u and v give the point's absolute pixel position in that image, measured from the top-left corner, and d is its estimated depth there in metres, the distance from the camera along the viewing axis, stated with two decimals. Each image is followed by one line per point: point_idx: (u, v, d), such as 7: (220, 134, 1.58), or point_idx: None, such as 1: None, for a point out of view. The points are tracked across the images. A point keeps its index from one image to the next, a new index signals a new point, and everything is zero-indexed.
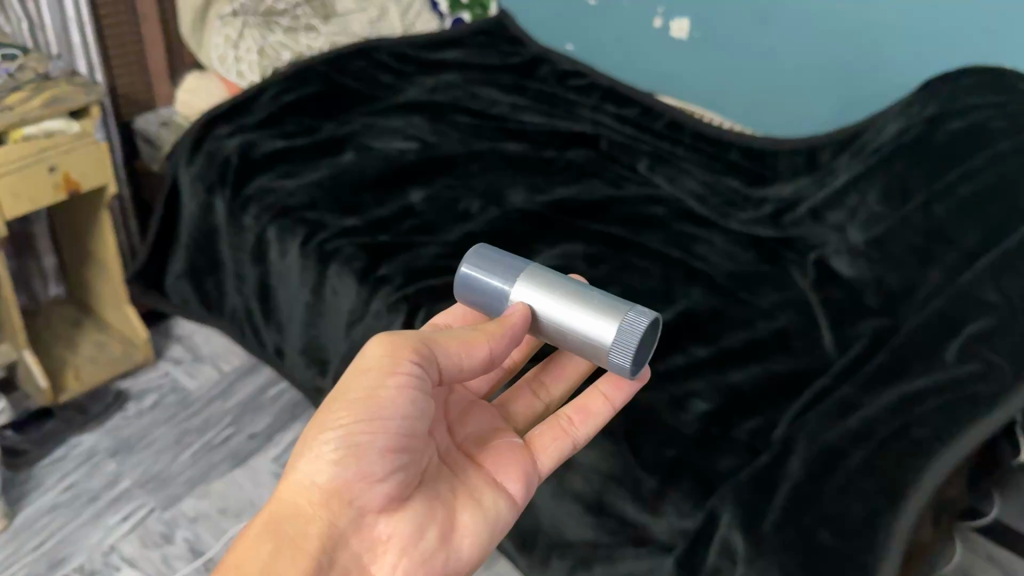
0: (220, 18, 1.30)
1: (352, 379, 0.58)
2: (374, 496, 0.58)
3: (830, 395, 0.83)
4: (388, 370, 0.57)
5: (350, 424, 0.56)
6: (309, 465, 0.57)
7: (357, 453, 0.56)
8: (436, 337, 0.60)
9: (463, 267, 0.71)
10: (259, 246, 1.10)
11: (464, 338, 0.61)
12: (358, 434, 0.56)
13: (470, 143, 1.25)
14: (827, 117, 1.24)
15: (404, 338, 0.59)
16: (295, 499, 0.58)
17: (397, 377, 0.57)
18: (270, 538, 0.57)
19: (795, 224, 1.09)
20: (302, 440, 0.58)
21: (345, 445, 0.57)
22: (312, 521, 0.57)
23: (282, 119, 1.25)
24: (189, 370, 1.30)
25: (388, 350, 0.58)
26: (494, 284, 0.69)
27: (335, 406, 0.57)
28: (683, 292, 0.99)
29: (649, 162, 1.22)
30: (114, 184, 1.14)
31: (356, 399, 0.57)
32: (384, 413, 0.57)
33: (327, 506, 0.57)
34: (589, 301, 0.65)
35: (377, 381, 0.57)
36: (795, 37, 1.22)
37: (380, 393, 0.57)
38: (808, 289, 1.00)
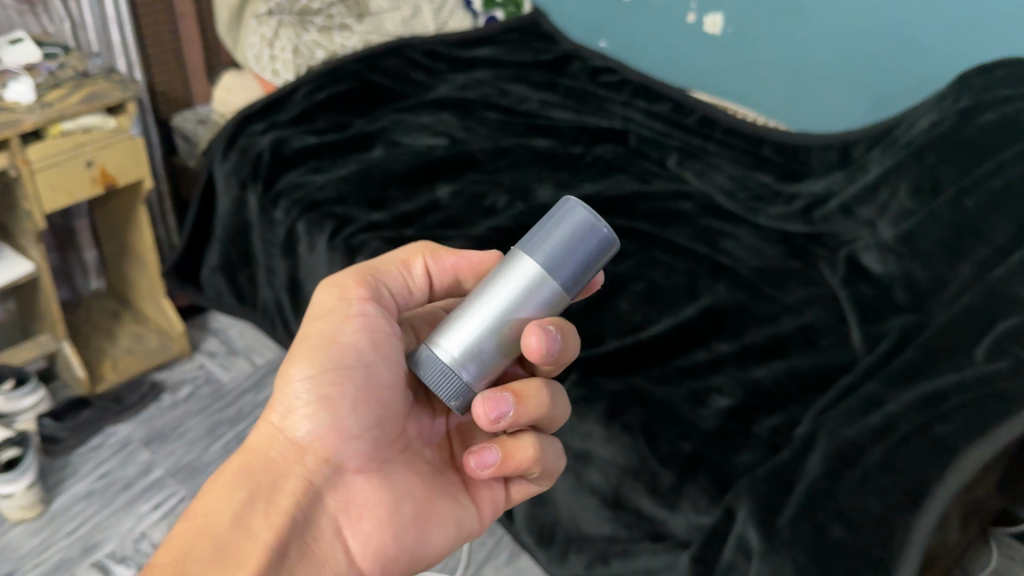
0: (256, 17, 1.33)
1: (311, 323, 0.57)
2: (349, 454, 0.56)
3: (856, 392, 0.82)
4: (342, 310, 0.57)
5: (317, 374, 0.55)
6: (282, 416, 0.56)
7: (328, 403, 0.55)
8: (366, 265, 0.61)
9: (574, 216, 0.49)
10: (289, 241, 1.12)
11: (397, 260, 0.61)
12: (324, 381, 0.55)
13: (499, 139, 1.26)
14: (861, 113, 1.22)
15: (350, 275, 0.59)
16: (269, 451, 0.55)
17: (353, 321, 0.56)
18: (239, 490, 0.53)
19: (825, 219, 1.07)
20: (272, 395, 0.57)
21: (313, 393, 0.55)
22: (288, 474, 0.55)
23: (315, 115, 1.27)
24: (223, 363, 1.32)
25: (339, 288, 0.58)
26: (540, 237, 0.49)
27: (299, 351, 0.57)
28: (707, 287, 0.98)
29: (678, 158, 1.21)
30: (149, 179, 1.17)
31: (318, 345, 0.56)
32: (348, 360, 0.56)
33: (300, 460, 0.55)
34: (490, 339, 0.49)
35: (334, 320, 0.56)
36: (829, 31, 1.20)
37: (338, 333, 0.56)
38: (837, 285, 0.98)
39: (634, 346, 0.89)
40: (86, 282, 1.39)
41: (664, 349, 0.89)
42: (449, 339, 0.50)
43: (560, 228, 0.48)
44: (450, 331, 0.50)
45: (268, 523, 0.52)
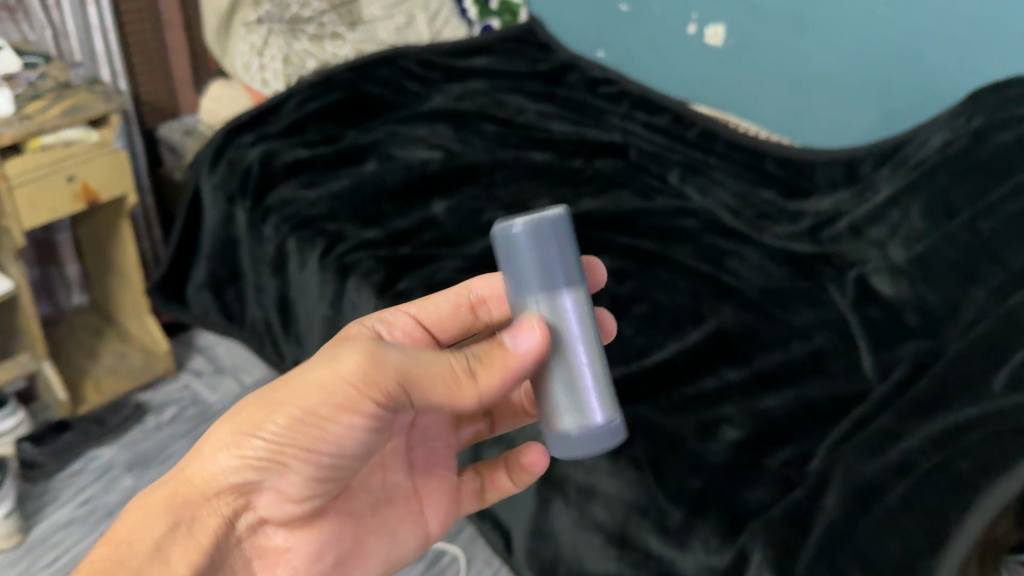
0: (244, 25, 1.28)
1: (312, 388, 0.50)
2: (278, 510, 0.54)
3: (870, 425, 0.79)
4: (343, 403, 0.50)
5: (281, 442, 0.50)
6: (228, 459, 0.51)
7: (279, 470, 0.51)
8: (413, 361, 0.50)
9: (521, 227, 0.48)
10: (279, 258, 1.08)
11: (446, 380, 0.50)
12: (286, 453, 0.51)
13: (495, 152, 1.23)
14: (866, 129, 1.18)
15: (387, 366, 0.50)
16: (201, 488, 0.51)
17: (351, 417, 0.50)
18: (161, 519, 0.50)
19: (834, 239, 1.04)
20: (228, 431, 0.51)
21: (268, 455, 0.51)
22: (213, 514, 0.52)
23: (306, 126, 1.23)
24: (210, 383, 1.28)
25: (359, 379, 0.49)
26: (524, 276, 0.49)
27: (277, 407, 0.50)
28: (713, 309, 0.95)
29: (680, 173, 1.18)
30: (134, 193, 1.13)
31: (297, 417, 0.50)
32: (323, 443, 0.51)
33: (230, 503, 0.52)
34: (585, 370, 0.50)
35: (334, 407, 0.50)
36: (833, 43, 1.17)
37: (327, 422, 0.50)
38: (847, 307, 0.95)
39: (641, 374, 0.85)
40: (68, 297, 1.35)
41: (671, 376, 0.86)
42: (571, 411, 0.50)
43: (522, 249, 0.48)
44: (568, 407, 0.50)
45: (184, 558, 0.51)
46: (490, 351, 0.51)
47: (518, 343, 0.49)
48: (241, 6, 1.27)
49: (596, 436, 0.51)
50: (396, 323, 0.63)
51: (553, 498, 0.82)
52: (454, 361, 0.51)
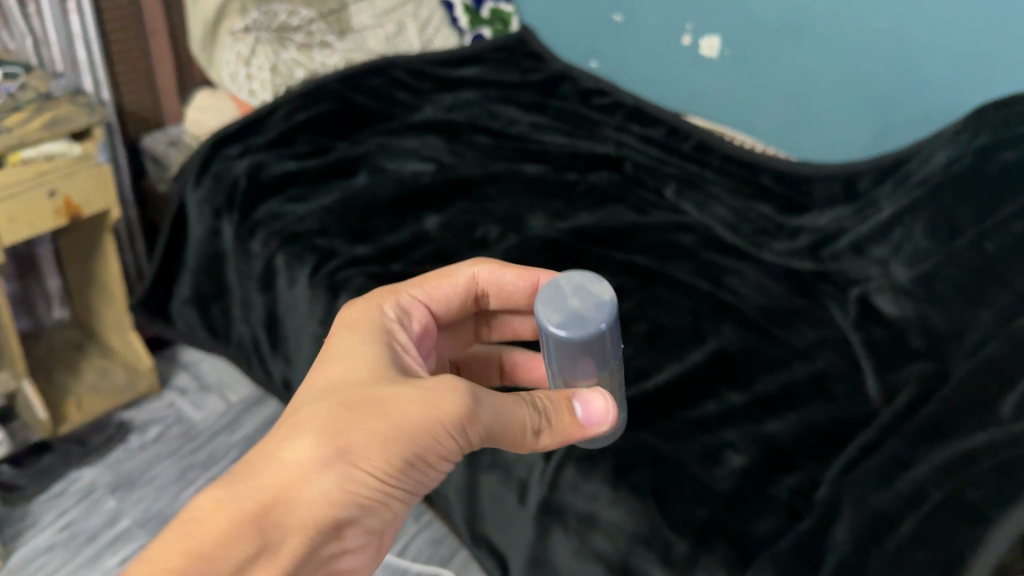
0: (231, 33, 1.25)
1: (416, 427, 0.50)
2: (352, 559, 0.52)
3: (876, 453, 0.77)
4: (442, 449, 0.52)
5: (389, 474, 0.50)
6: (334, 490, 0.48)
7: (378, 512, 0.51)
8: (499, 413, 0.54)
9: (570, 331, 0.55)
10: (266, 274, 1.05)
11: (521, 434, 0.55)
12: (391, 494, 0.51)
13: (488, 164, 1.20)
14: (864, 143, 1.17)
15: (483, 415, 0.52)
16: (303, 515, 0.47)
17: (444, 457, 0.53)
18: (250, 540, 0.45)
19: (834, 257, 1.02)
20: (334, 459, 0.48)
21: (375, 495, 0.50)
22: (304, 543, 0.47)
23: (294, 138, 1.20)
24: (194, 401, 1.24)
25: (461, 427, 0.52)
26: (588, 363, 0.58)
27: (385, 443, 0.49)
28: (713, 328, 0.93)
29: (676, 187, 1.15)
30: (118, 208, 1.10)
31: (407, 458, 0.50)
32: (414, 480, 0.52)
33: (322, 538, 0.48)
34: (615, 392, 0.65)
35: (435, 450, 0.51)
36: (830, 57, 1.15)
37: (426, 468, 0.52)
38: (849, 327, 0.93)
39: (641, 399, 0.83)
40: (48, 312, 1.31)
41: (672, 399, 0.84)
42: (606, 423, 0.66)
43: (589, 346, 0.56)
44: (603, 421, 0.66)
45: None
46: (556, 410, 0.58)
47: (597, 417, 0.58)
48: (228, 14, 1.25)
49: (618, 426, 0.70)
50: (412, 309, 0.65)
51: (552, 527, 0.79)
52: (530, 418, 0.56)
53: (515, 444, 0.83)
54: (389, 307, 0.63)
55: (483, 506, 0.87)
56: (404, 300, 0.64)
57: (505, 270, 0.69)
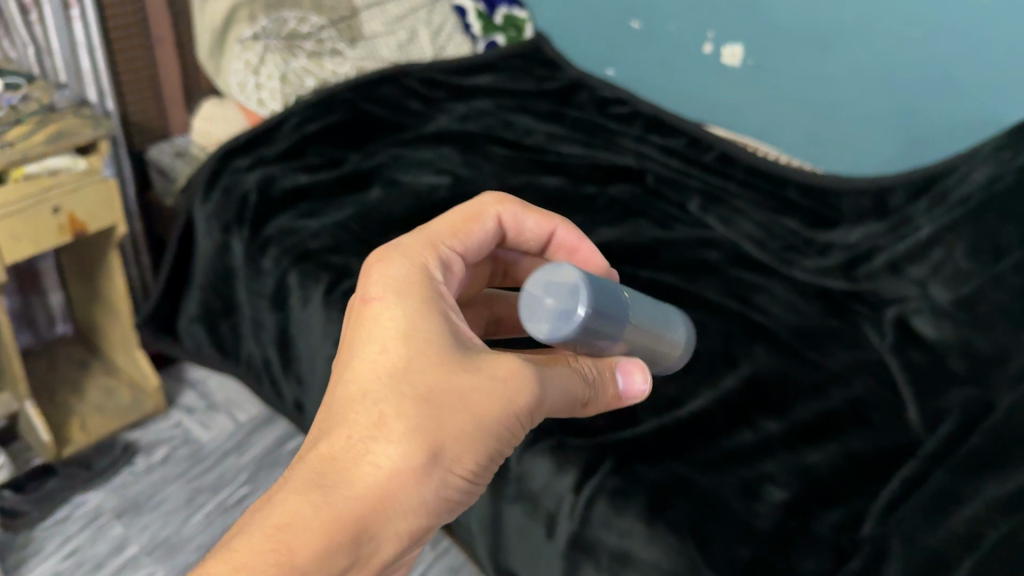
0: (240, 41, 1.21)
1: (499, 417, 0.47)
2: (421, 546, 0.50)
3: (920, 488, 0.74)
4: (514, 441, 0.49)
5: (473, 468, 0.48)
6: (424, 497, 0.45)
7: (455, 507, 0.49)
8: (558, 391, 0.51)
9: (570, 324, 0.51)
10: (278, 293, 1.02)
11: (575, 399, 0.53)
12: (470, 491, 0.49)
13: (505, 177, 1.16)
14: (893, 157, 1.13)
15: (546, 398, 0.50)
16: (395, 523, 0.44)
17: (517, 441, 0.51)
18: (347, 552, 0.42)
19: (870, 277, 0.99)
20: (424, 467, 0.45)
21: (458, 495, 0.48)
22: (394, 549, 0.45)
23: (304, 150, 1.17)
24: (202, 420, 1.21)
25: (529, 417, 0.49)
26: (608, 331, 0.55)
27: (469, 446, 0.47)
28: (745, 351, 0.89)
29: (700, 202, 1.12)
30: (124, 223, 1.06)
31: (486, 456, 0.48)
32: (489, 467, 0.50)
33: (409, 543, 0.46)
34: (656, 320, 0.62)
35: (511, 442, 0.49)
36: (858, 67, 1.12)
37: (499, 458, 0.50)
38: (886, 351, 0.90)
39: (674, 426, 0.80)
40: (51, 327, 1.28)
41: (705, 427, 0.80)
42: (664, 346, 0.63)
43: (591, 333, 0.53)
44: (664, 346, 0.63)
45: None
46: (602, 379, 0.56)
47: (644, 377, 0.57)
48: (236, 22, 1.21)
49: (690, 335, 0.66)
50: (452, 263, 0.57)
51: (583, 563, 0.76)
52: (580, 386, 0.54)
53: (542, 474, 0.78)
54: (433, 266, 0.55)
55: (508, 539, 0.83)
56: (443, 254, 0.57)
57: (529, 215, 0.64)
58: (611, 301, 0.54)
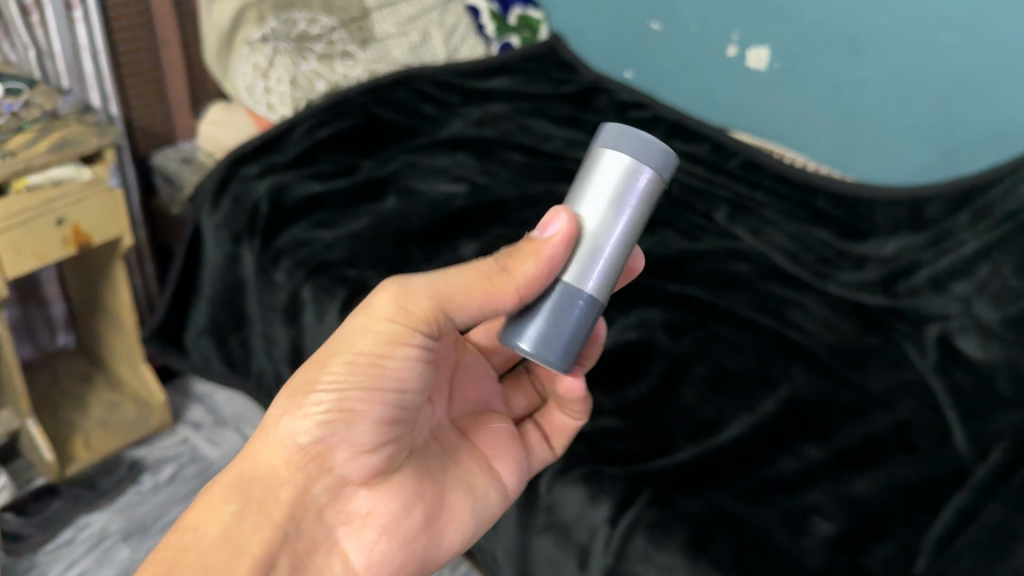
0: (248, 43, 1.16)
1: (355, 339, 0.54)
2: (354, 466, 0.55)
3: (976, 522, 0.70)
4: (393, 336, 0.54)
5: (342, 386, 0.53)
6: (295, 423, 0.54)
7: (347, 419, 0.54)
8: (446, 283, 0.53)
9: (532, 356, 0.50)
10: (292, 307, 0.97)
11: (480, 281, 0.52)
12: (349, 397, 0.53)
13: (524, 185, 1.12)
14: (927, 165, 1.09)
15: (418, 291, 0.54)
16: (272, 459, 0.54)
17: (405, 348, 0.54)
18: (230, 499, 0.54)
19: (910, 293, 0.96)
20: (288, 397, 0.54)
21: (331, 406, 0.54)
22: (287, 484, 0.54)
23: (316, 156, 1.13)
24: (209, 437, 1.17)
25: (403, 310, 0.53)
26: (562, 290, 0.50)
27: (331, 359, 0.54)
28: (782, 372, 0.86)
29: (727, 211, 1.08)
30: (130, 235, 1.02)
31: (353, 360, 0.53)
32: (385, 381, 0.54)
33: (304, 470, 0.54)
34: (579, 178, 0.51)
35: (385, 345, 0.53)
36: (891, 70, 1.08)
37: (383, 360, 0.54)
38: (928, 371, 0.86)
39: (712, 454, 0.76)
40: (53, 339, 1.23)
41: (745, 455, 0.76)
42: (632, 181, 0.48)
43: (547, 326, 0.49)
44: (643, 184, 0.49)
45: (260, 532, 0.53)
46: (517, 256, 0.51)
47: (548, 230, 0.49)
48: (245, 23, 1.16)
49: (606, 147, 0.49)
50: None
51: None
52: (487, 266, 0.53)
53: (575, 503, 0.74)
54: None
55: None
56: None
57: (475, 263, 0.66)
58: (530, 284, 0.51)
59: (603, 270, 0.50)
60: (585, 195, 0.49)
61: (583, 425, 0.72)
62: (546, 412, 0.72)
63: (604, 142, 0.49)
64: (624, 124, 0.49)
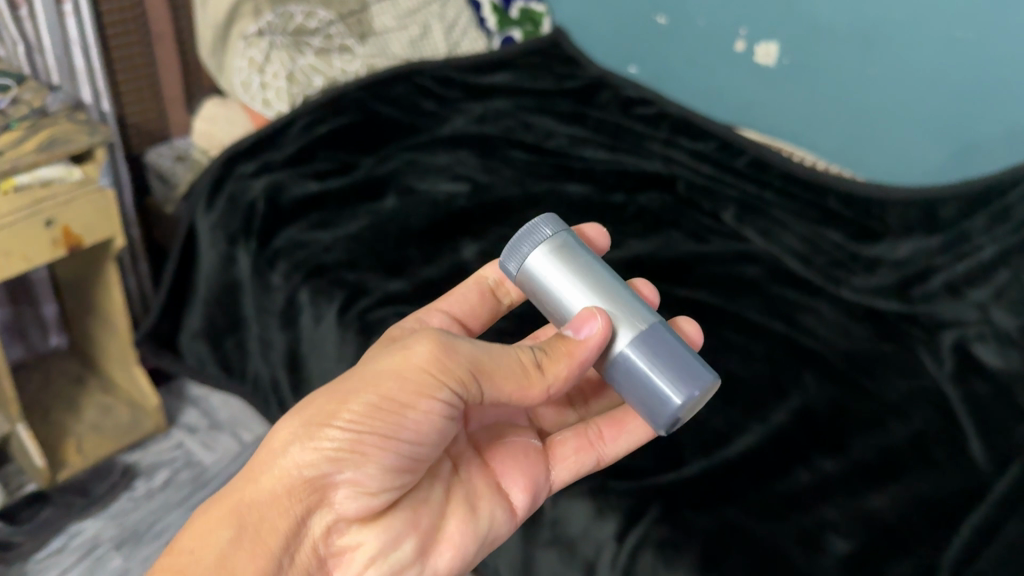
0: (244, 37, 1.13)
1: (382, 384, 0.52)
2: (354, 505, 0.54)
3: (998, 540, 0.68)
4: (420, 389, 0.52)
5: (359, 430, 0.52)
6: (301, 454, 0.52)
7: (356, 460, 0.52)
8: (487, 357, 0.53)
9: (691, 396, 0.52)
10: (288, 311, 0.95)
11: (517, 372, 0.54)
12: (363, 441, 0.52)
13: (527, 184, 1.10)
14: (941, 165, 1.07)
15: (459, 354, 0.53)
16: (272, 487, 0.53)
17: (430, 404, 0.52)
18: (228, 525, 0.52)
19: (926, 299, 0.93)
20: (300, 426, 0.53)
21: (343, 445, 0.52)
22: (284, 514, 0.53)
23: (314, 154, 1.10)
24: (204, 441, 1.14)
25: (437, 364, 0.52)
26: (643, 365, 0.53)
27: (354, 399, 0.52)
28: (795, 380, 0.83)
29: (736, 211, 1.06)
30: (122, 236, 0.99)
31: (376, 404, 0.51)
32: (403, 433, 0.52)
33: (304, 501, 0.53)
34: (547, 306, 0.57)
35: (411, 400, 0.52)
36: (905, 67, 1.05)
37: (406, 411, 0.52)
38: (945, 380, 0.84)
39: (724, 467, 0.73)
40: (44, 339, 1.20)
41: (759, 468, 0.73)
42: (567, 242, 0.57)
43: (672, 372, 0.52)
44: (566, 239, 0.57)
45: (252, 561, 0.52)
46: (557, 349, 0.54)
47: (577, 329, 0.53)
48: (241, 17, 1.13)
49: (523, 253, 0.57)
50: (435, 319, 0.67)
51: None
52: (524, 355, 0.55)
53: (581, 518, 0.71)
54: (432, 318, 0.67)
55: None
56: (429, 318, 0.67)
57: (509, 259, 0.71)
58: (620, 366, 0.54)
59: (630, 293, 0.56)
60: (566, 290, 0.55)
61: (640, 437, 0.67)
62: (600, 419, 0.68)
63: (530, 258, 0.56)
64: (516, 235, 0.58)
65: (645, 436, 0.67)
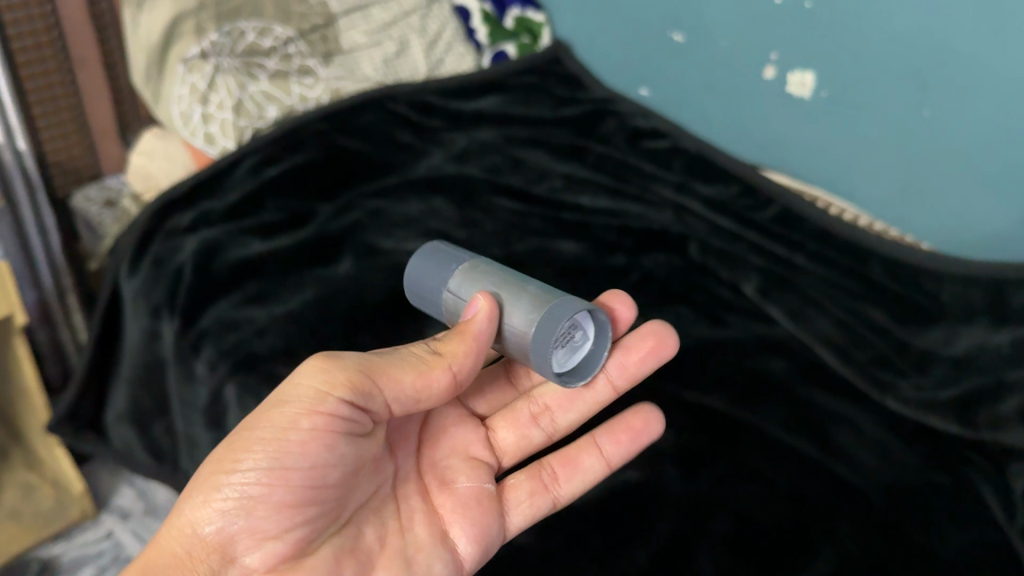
0: (183, 61, 0.96)
1: (269, 420, 0.57)
2: (258, 553, 0.57)
3: None
4: (302, 411, 0.57)
5: (248, 472, 0.56)
6: (197, 512, 0.57)
7: (248, 506, 0.56)
8: (372, 362, 0.60)
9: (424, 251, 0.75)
10: (214, 409, 0.79)
11: (415, 363, 0.61)
12: (251, 481, 0.56)
13: (510, 239, 0.91)
14: (1011, 224, 0.88)
15: (334, 369, 0.58)
16: (175, 549, 0.57)
17: (315, 421, 0.57)
18: None
19: (995, 423, 0.75)
20: (198, 487, 0.58)
21: (234, 493, 0.56)
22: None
23: (261, 202, 0.93)
24: (138, 531, 1.02)
25: (316, 386, 0.57)
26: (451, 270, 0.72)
27: (244, 439, 0.57)
28: (826, 526, 0.65)
29: (759, 283, 0.88)
30: (22, 312, 0.84)
31: (261, 441, 0.57)
32: (291, 460, 0.56)
33: (208, 560, 0.57)
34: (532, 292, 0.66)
35: (301, 417, 0.57)
36: (966, 105, 0.86)
37: (289, 435, 0.57)
38: (1017, 537, 0.66)
39: None
40: None
41: None
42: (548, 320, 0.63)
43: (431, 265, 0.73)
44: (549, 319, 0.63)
45: None
46: (458, 330, 0.64)
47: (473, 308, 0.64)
48: (181, 36, 0.96)
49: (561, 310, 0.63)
50: None
51: None
52: (417, 350, 0.63)
53: None
54: None
55: None
56: None
57: None
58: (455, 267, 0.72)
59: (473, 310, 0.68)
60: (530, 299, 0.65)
61: (593, 475, 0.69)
62: (555, 461, 0.71)
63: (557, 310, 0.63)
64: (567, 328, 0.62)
65: (598, 476, 0.69)
